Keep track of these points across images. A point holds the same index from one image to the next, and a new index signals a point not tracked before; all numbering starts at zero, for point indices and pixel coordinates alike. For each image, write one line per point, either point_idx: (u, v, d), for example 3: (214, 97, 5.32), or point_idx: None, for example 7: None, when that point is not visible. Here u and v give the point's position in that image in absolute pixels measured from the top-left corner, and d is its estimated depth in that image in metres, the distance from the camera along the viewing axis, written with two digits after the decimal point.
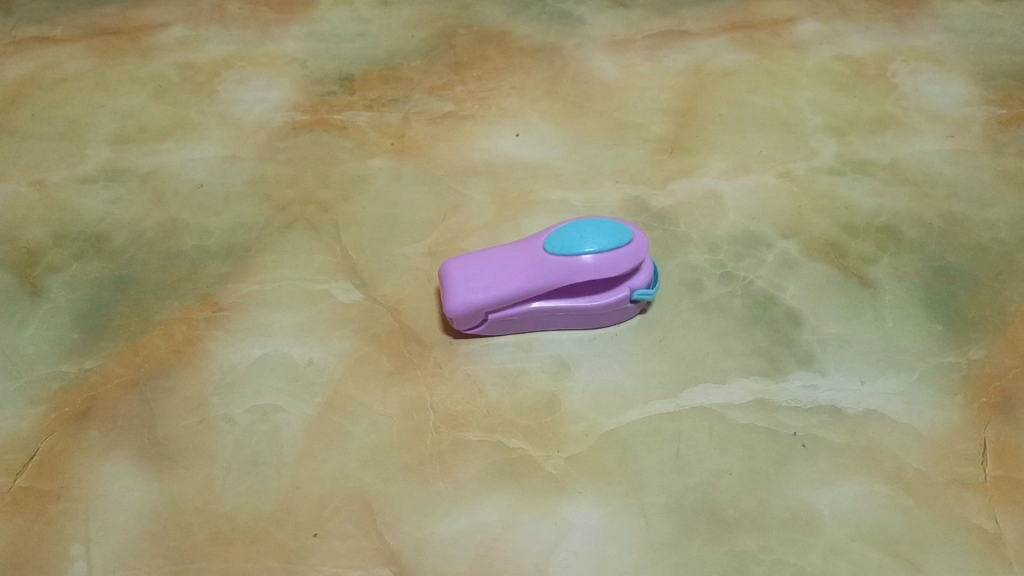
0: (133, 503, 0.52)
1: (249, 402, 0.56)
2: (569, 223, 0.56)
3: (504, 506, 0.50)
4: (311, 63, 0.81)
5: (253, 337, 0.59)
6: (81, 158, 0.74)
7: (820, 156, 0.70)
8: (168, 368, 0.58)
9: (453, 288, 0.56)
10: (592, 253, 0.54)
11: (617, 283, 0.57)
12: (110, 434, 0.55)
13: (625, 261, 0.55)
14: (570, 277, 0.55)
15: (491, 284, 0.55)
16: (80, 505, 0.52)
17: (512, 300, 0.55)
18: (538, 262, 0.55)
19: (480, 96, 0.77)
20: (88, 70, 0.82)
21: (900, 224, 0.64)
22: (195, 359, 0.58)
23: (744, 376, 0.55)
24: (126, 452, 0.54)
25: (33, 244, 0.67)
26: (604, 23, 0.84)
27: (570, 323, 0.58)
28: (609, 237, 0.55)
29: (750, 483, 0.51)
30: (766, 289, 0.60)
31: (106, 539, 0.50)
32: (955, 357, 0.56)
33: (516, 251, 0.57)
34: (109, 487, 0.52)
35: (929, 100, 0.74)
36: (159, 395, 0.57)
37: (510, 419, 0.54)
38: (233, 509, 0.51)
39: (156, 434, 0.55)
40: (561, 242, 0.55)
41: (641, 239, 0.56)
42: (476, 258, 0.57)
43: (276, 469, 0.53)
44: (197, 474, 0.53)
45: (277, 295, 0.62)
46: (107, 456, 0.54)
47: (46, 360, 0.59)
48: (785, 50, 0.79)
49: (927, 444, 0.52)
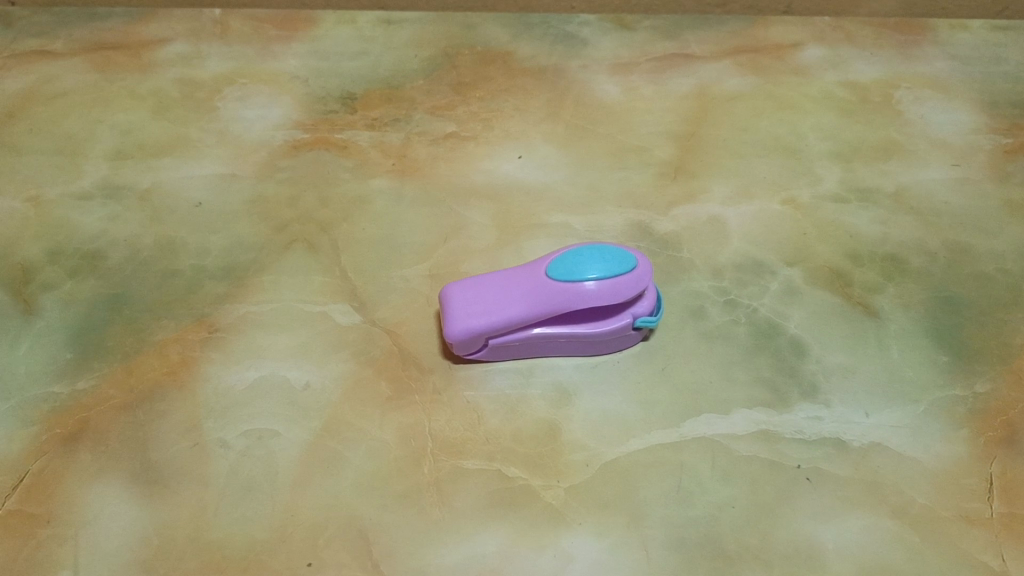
0: (124, 529, 0.51)
1: (244, 426, 0.55)
2: (572, 249, 0.55)
3: (503, 536, 0.49)
4: (313, 81, 0.81)
5: (249, 359, 0.59)
6: (78, 174, 0.73)
7: (824, 183, 0.69)
8: (163, 390, 0.57)
9: (453, 312, 0.55)
10: (595, 279, 0.54)
11: (619, 309, 0.56)
12: (103, 457, 0.54)
13: (628, 288, 0.54)
14: (572, 303, 0.54)
15: (492, 309, 0.55)
16: (70, 530, 0.51)
17: (513, 326, 0.55)
18: (540, 288, 0.54)
19: (482, 117, 0.77)
20: (88, 85, 0.81)
21: (905, 253, 0.63)
22: (191, 381, 0.57)
23: (747, 406, 0.54)
24: (118, 476, 0.53)
25: (27, 261, 0.66)
26: (608, 45, 0.83)
27: (571, 349, 0.57)
28: (613, 263, 0.54)
29: (753, 517, 0.50)
30: (770, 317, 0.59)
31: (95, 565, 0.49)
32: (961, 390, 0.55)
33: (518, 275, 0.56)
34: (100, 511, 0.51)
35: (934, 128, 0.73)
36: (153, 418, 0.56)
37: (509, 447, 0.53)
38: (228, 537, 0.50)
39: (149, 458, 0.54)
40: (563, 268, 0.54)
41: (645, 265, 0.56)
42: (477, 283, 0.56)
43: (271, 497, 0.52)
44: (191, 500, 0.52)
45: (275, 317, 0.61)
46: (99, 480, 0.53)
47: (38, 379, 0.58)
48: (789, 74, 0.79)
49: (933, 478, 0.51)
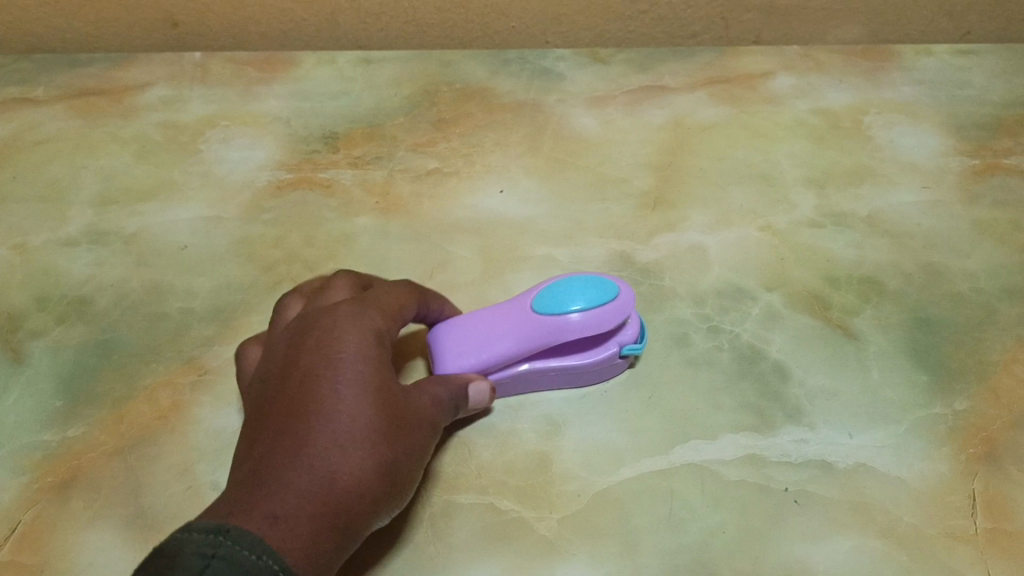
0: (379, 502, 0.46)
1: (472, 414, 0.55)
2: (555, 282, 0.57)
3: (498, 570, 0.50)
4: (295, 122, 0.82)
5: (389, 314, 0.54)
6: (63, 221, 0.74)
7: (800, 208, 0.70)
8: (360, 337, 0.50)
9: (444, 354, 0.56)
10: (579, 311, 0.55)
11: (606, 339, 0.58)
12: (328, 410, 0.46)
13: (612, 315, 0.56)
14: (559, 336, 0.55)
15: (481, 346, 0.56)
16: (349, 493, 0.44)
17: (503, 361, 0.56)
18: (527, 322, 0.56)
19: (463, 153, 0.78)
20: (71, 132, 0.82)
21: (882, 276, 0.65)
22: (375, 330, 0.51)
23: (733, 431, 0.55)
24: (393, 436, 0.47)
25: (15, 309, 0.66)
26: (585, 77, 0.85)
27: (563, 382, 0.58)
28: (597, 293, 0.56)
29: (743, 541, 0.50)
30: (752, 342, 0.60)
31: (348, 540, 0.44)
32: (941, 408, 0.56)
33: (505, 311, 0.57)
34: (377, 475, 0.46)
35: (904, 153, 0.75)
36: (382, 371, 0.49)
37: (501, 480, 0.54)
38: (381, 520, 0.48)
39: (413, 421, 0.49)
40: (548, 301, 0.56)
41: (626, 291, 0.57)
42: (464, 321, 0.57)
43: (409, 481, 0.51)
44: (295, 455, 0.44)
45: (413, 289, 0.58)
46: (354, 434, 0.45)
47: (29, 428, 0.58)
48: (762, 104, 0.81)
49: (917, 496, 0.52)
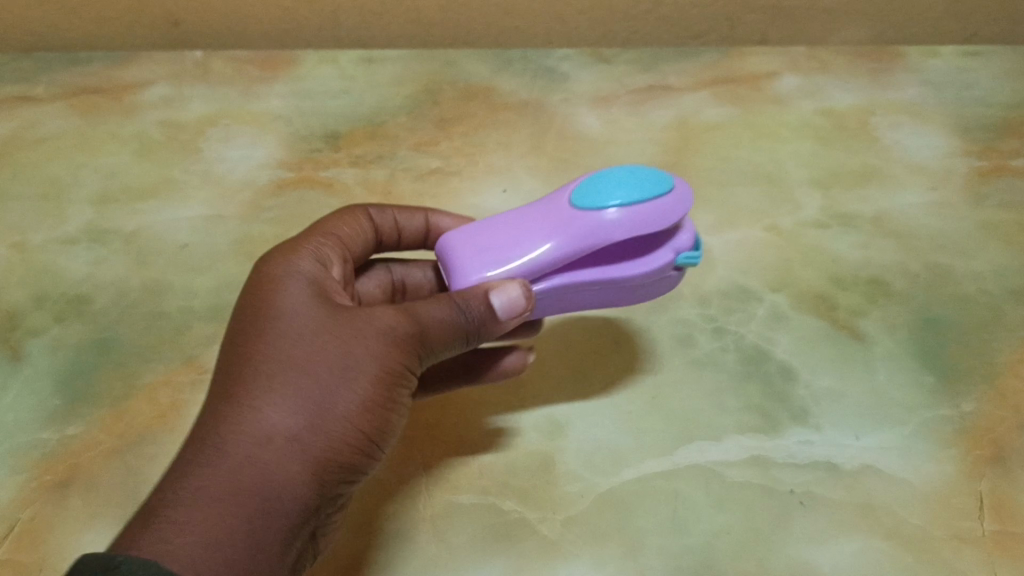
0: (307, 459, 0.43)
1: (490, 335, 0.50)
2: (595, 177, 0.51)
3: (499, 572, 0.49)
4: (296, 121, 0.82)
5: (335, 247, 0.56)
6: (63, 219, 0.73)
7: (806, 209, 0.70)
8: (289, 287, 0.49)
9: (456, 262, 0.51)
10: (617, 206, 0.49)
11: (662, 242, 0.52)
12: (248, 388, 0.45)
13: (671, 211, 0.49)
14: (596, 236, 0.49)
15: (504, 253, 0.50)
16: (256, 459, 0.42)
17: (530, 267, 0.50)
18: (563, 223, 0.50)
19: (466, 152, 0.77)
20: (71, 130, 0.82)
21: (888, 277, 0.64)
22: (310, 276, 0.51)
23: (738, 433, 0.55)
24: (319, 400, 0.44)
25: (13, 307, 0.66)
26: (588, 77, 0.84)
27: (603, 296, 0.53)
28: (642, 186, 0.49)
29: (747, 543, 0.50)
30: (757, 343, 0.60)
31: (272, 510, 0.42)
32: (948, 410, 0.56)
33: (537, 213, 0.52)
34: (293, 433, 0.43)
35: (910, 154, 0.75)
36: (310, 318, 0.47)
37: (503, 481, 0.53)
38: (336, 478, 0.45)
39: (347, 361, 0.46)
40: (585, 197, 0.50)
41: (683, 185, 0.51)
42: (488, 227, 0.52)
43: (383, 426, 0.47)
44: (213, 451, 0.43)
45: (374, 229, 0.60)
46: (260, 394, 0.44)
47: (26, 427, 0.58)
48: (766, 104, 0.80)
49: (924, 498, 0.52)
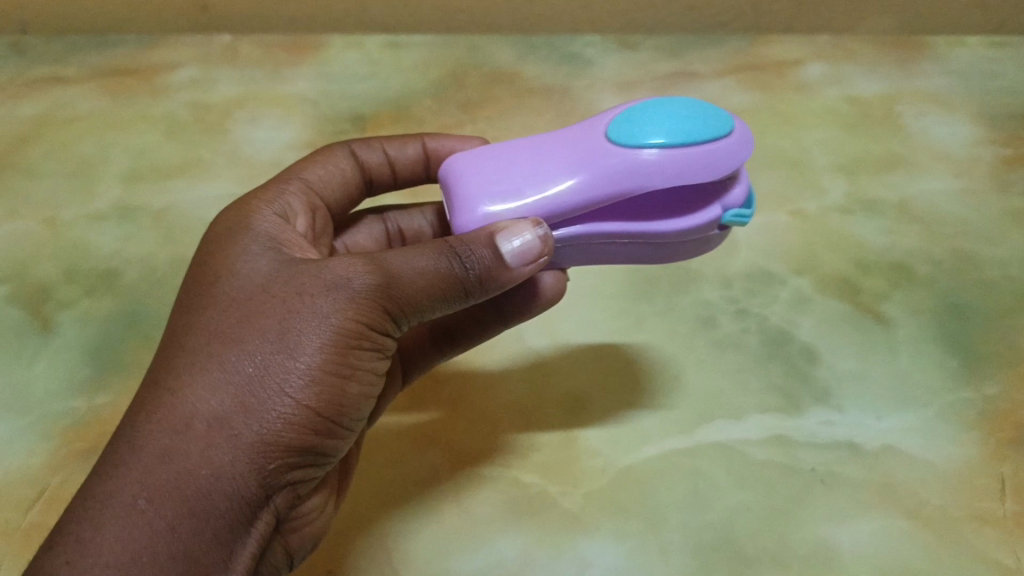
0: (236, 443, 0.39)
1: (487, 284, 0.43)
2: (639, 109, 0.46)
3: (522, 543, 0.50)
4: (323, 103, 0.82)
5: (300, 194, 0.53)
6: (93, 196, 0.74)
7: (830, 195, 0.70)
8: (240, 248, 0.45)
9: (465, 193, 0.45)
10: (661, 148, 0.44)
11: (708, 197, 0.47)
12: (174, 371, 0.40)
13: (725, 161, 0.44)
14: (634, 179, 0.44)
15: (524, 189, 0.45)
16: (175, 445, 0.38)
17: (553, 209, 0.44)
18: (596, 160, 0.45)
19: (490, 135, 0.78)
20: (101, 110, 0.83)
21: (912, 262, 0.64)
22: (267, 232, 0.47)
23: (760, 412, 0.55)
24: (248, 376, 0.40)
25: (44, 280, 0.67)
26: (613, 64, 0.85)
27: (632, 249, 0.48)
28: (693, 127, 0.44)
29: (768, 520, 0.50)
30: (780, 325, 0.60)
31: (194, 504, 0.38)
32: (970, 393, 0.56)
33: (565, 144, 0.46)
34: (219, 413, 0.39)
35: (935, 141, 0.75)
36: (256, 281, 0.43)
37: (525, 455, 0.54)
38: (282, 462, 0.40)
39: (287, 325, 0.40)
40: (625, 133, 0.45)
41: (742, 132, 0.46)
42: (506, 154, 0.46)
43: (342, 400, 0.42)
44: (134, 444, 0.39)
45: (360, 168, 0.57)
46: (187, 371, 0.40)
47: (57, 395, 0.59)
48: (791, 91, 0.80)
49: (945, 479, 0.52)
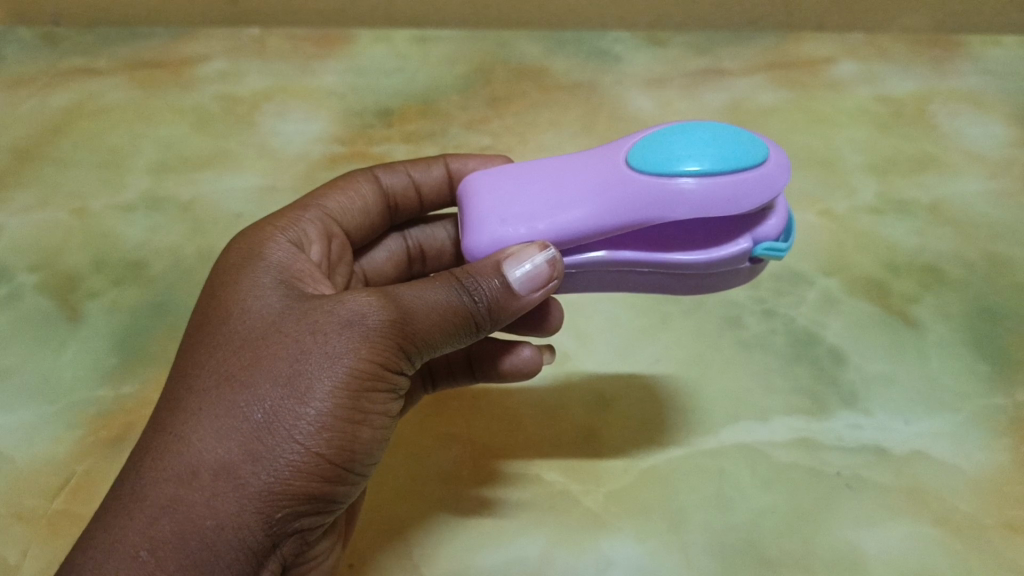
0: (244, 492, 0.38)
1: (499, 314, 0.42)
2: (669, 133, 0.44)
3: (543, 541, 0.49)
4: (350, 97, 0.82)
5: (317, 221, 0.53)
6: (122, 187, 0.75)
7: (861, 195, 0.69)
8: (251, 281, 0.45)
9: (479, 214, 0.44)
10: (685, 177, 0.42)
11: (739, 229, 0.44)
12: (179, 414, 0.40)
13: (756, 195, 0.42)
14: (652, 210, 0.42)
15: (535, 213, 0.44)
16: (180, 494, 0.38)
17: (566, 235, 0.43)
18: (615, 185, 0.43)
19: (517, 131, 0.78)
20: (132, 102, 0.83)
21: (943, 264, 0.63)
22: (278, 263, 0.47)
23: (786, 414, 0.54)
24: (255, 421, 0.39)
25: (73, 269, 0.68)
26: (642, 60, 0.84)
27: (658, 280, 0.47)
28: (724, 157, 0.42)
29: (793, 524, 0.50)
30: (808, 326, 0.59)
31: (198, 557, 0.37)
32: (1001, 399, 0.55)
33: (588, 166, 0.45)
34: (226, 460, 0.38)
35: (969, 142, 0.74)
36: (267, 317, 0.42)
37: (547, 452, 0.54)
38: (291, 510, 0.39)
39: (297, 367, 0.39)
40: (650, 159, 0.43)
41: (781, 162, 0.43)
42: (524, 174, 0.45)
43: (355, 445, 0.40)
44: (135, 491, 0.38)
45: (383, 194, 0.57)
46: (193, 416, 0.39)
47: (84, 383, 0.60)
48: (823, 90, 0.79)
49: (974, 485, 0.51)
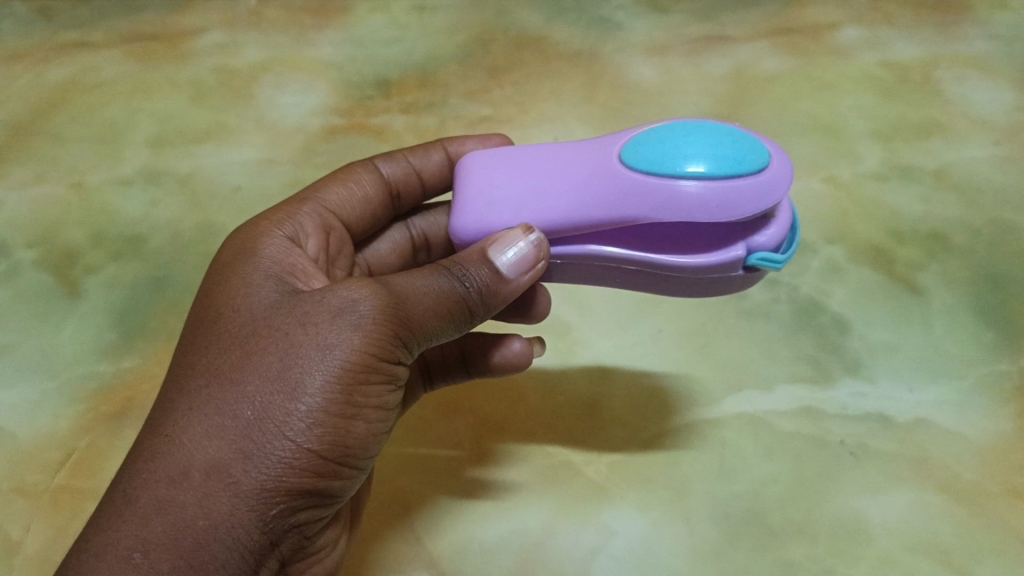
0: (235, 490, 0.37)
1: (490, 301, 0.42)
2: (670, 130, 0.42)
3: (544, 512, 0.49)
4: (347, 68, 0.81)
5: (314, 215, 0.52)
6: (119, 161, 0.74)
7: (865, 161, 0.68)
8: (244, 279, 0.45)
9: (467, 197, 0.44)
10: (677, 177, 0.41)
11: (735, 236, 0.43)
12: (171, 415, 0.39)
13: (750, 204, 0.40)
14: (639, 207, 0.41)
15: (521, 200, 0.43)
16: (171, 495, 0.37)
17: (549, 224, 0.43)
18: (606, 177, 0.43)
19: (517, 100, 0.77)
20: (128, 75, 0.82)
21: (949, 230, 0.63)
22: (270, 259, 0.46)
23: (789, 383, 0.54)
24: (245, 418, 0.38)
25: (70, 244, 0.67)
26: (643, 27, 0.83)
27: (648, 280, 0.46)
28: (720, 161, 0.40)
29: (797, 492, 0.49)
30: (812, 294, 0.59)
31: (192, 557, 0.37)
32: (1007, 365, 0.55)
33: (583, 154, 0.44)
34: (216, 460, 0.38)
35: (975, 108, 0.73)
36: (258, 315, 0.42)
37: (549, 421, 0.53)
38: (285, 506, 0.39)
39: (288, 361, 0.39)
40: (645, 156, 0.42)
41: (783, 170, 0.41)
42: (518, 157, 0.45)
43: (350, 439, 0.40)
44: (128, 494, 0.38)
45: (385, 184, 0.56)
46: (184, 416, 0.39)
47: (84, 358, 0.59)
48: (827, 57, 0.78)
49: (978, 452, 0.51)
